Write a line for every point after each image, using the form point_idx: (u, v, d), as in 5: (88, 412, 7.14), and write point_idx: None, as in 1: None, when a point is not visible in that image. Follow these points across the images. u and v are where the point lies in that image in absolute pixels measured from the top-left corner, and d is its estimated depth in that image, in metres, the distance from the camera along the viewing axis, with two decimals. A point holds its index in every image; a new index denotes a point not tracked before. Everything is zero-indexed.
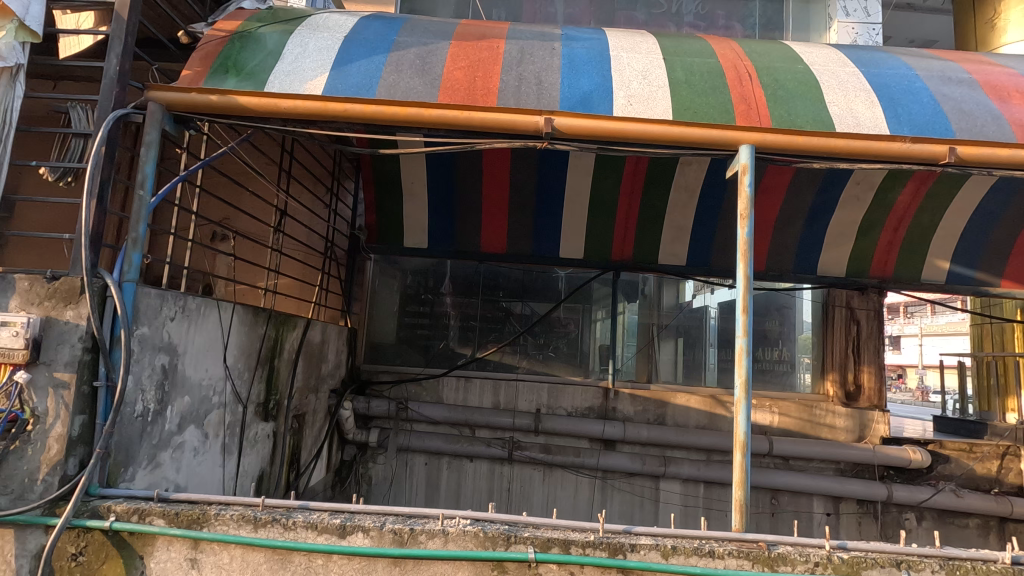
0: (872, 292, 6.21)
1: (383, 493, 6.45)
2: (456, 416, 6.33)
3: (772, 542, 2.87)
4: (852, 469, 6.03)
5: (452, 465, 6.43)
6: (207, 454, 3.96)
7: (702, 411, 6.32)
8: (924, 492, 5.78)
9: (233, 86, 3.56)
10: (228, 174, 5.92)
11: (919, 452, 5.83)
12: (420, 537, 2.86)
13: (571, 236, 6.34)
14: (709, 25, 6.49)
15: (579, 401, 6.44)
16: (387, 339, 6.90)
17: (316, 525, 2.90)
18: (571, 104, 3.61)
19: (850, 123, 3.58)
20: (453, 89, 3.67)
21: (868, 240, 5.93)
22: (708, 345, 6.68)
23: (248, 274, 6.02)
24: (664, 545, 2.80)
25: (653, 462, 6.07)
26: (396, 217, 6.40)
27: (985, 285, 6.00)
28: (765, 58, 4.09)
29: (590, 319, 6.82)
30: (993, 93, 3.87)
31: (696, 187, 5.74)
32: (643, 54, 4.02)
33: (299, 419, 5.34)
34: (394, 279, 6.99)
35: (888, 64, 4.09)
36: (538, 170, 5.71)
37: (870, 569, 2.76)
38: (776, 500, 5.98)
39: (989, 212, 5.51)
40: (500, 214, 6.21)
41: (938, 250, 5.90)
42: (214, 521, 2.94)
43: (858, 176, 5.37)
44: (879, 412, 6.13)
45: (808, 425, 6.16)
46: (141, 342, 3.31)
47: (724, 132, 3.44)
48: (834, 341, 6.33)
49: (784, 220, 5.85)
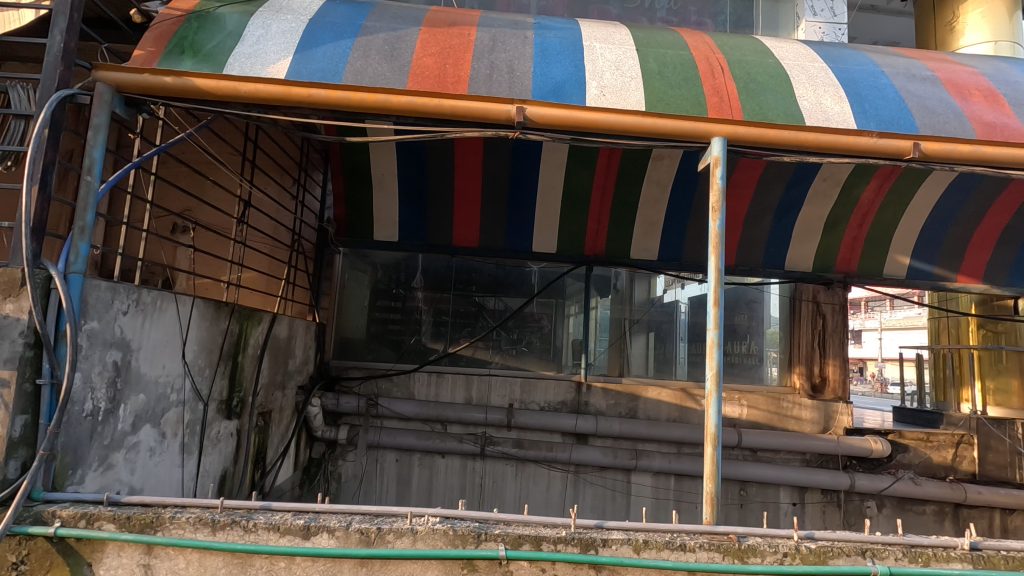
0: (838, 286, 6.35)
1: (353, 491, 6.32)
2: (427, 412, 6.25)
3: (741, 534, 2.89)
4: (816, 460, 6.17)
5: (423, 462, 6.34)
6: (165, 455, 3.79)
7: (673, 404, 6.37)
8: (885, 481, 5.95)
9: (189, 68, 3.39)
10: (189, 163, 5.69)
11: (880, 442, 5.99)
12: (388, 537, 2.78)
13: (544, 230, 6.28)
14: (681, 21, 6.52)
15: (552, 396, 6.43)
16: (357, 335, 6.76)
17: (278, 527, 2.79)
18: (544, 93, 3.56)
19: (820, 117, 3.60)
20: (423, 76, 3.58)
21: (834, 236, 6.05)
22: (678, 339, 6.74)
23: (211, 269, 5.82)
24: (636, 539, 2.78)
25: (625, 455, 6.08)
26: (367, 210, 6.27)
27: (943, 280, 6.18)
28: (736, 52, 4.09)
29: (563, 314, 6.79)
30: (955, 91, 3.96)
31: (668, 181, 5.76)
32: (616, 45, 3.98)
33: (264, 416, 5.17)
34: (365, 273, 6.85)
35: (856, 60, 4.15)
36: (511, 163, 5.64)
37: (836, 558, 2.79)
38: (744, 492, 6.07)
39: (948, 208, 5.68)
40: (472, 207, 6.13)
41: (900, 246, 6.05)
42: (169, 525, 2.81)
43: (825, 171, 5.48)
44: (843, 403, 6.28)
45: (775, 417, 6.31)
46: (90, 338, 3.12)
47: (697, 124, 3.44)
48: (801, 333, 6.46)
49: (754, 214, 5.91)
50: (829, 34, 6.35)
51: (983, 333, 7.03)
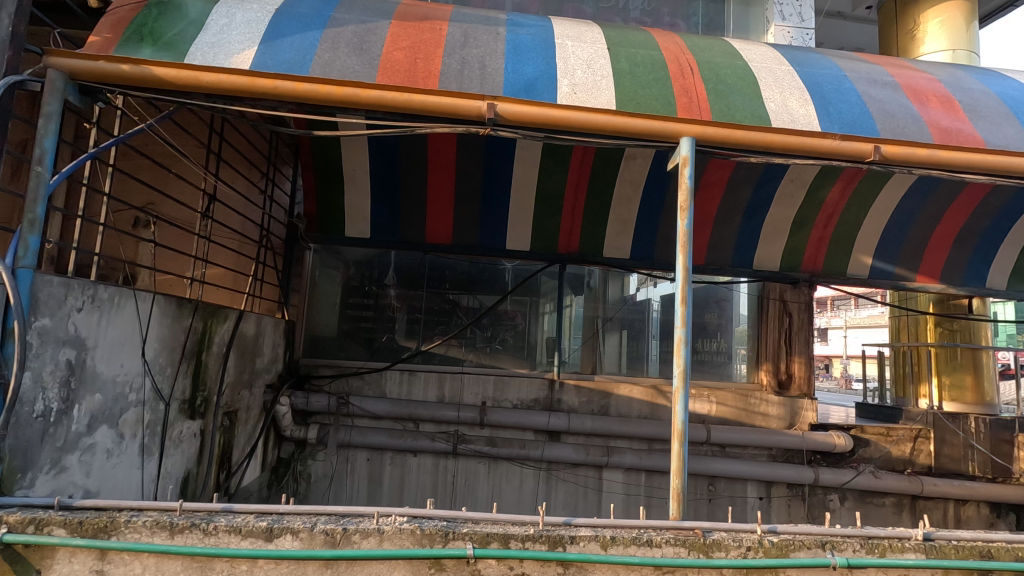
0: (804, 285, 6.51)
1: (323, 491, 6.22)
2: (399, 411, 6.20)
3: (707, 529, 2.92)
4: (783, 455, 6.31)
5: (395, 460, 6.27)
6: (123, 456, 3.67)
7: (644, 402, 6.44)
8: (847, 474, 6.12)
9: (148, 56, 3.28)
10: (151, 156, 5.52)
11: (843, 437, 6.16)
12: (354, 537, 2.74)
13: (518, 227, 6.26)
14: (654, 22, 6.59)
15: (525, 394, 6.44)
16: (328, 332, 6.67)
17: (239, 529, 2.72)
18: (515, 90, 3.55)
19: (786, 119, 3.67)
20: (393, 70, 3.53)
21: (800, 237, 6.19)
22: (650, 337, 6.82)
23: (176, 265, 5.67)
24: (604, 535, 2.79)
25: (597, 452, 6.12)
26: (338, 206, 6.16)
27: (903, 280, 6.36)
28: (706, 53, 4.14)
29: (537, 313, 6.81)
30: (915, 96, 4.08)
31: (640, 180, 5.80)
32: (588, 43, 3.99)
33: (230, 416, 5.05)
34: (336, 270, 6.77)
35: (821, 64, 4.24)
36: (485, 159, 5.61)
37: (798, 551, 2.84)
38: (713, 487, 6.18)
39: (909, 210, 5.86)
40: (446, 204, 6.08)
41: (863, 247, 6.22)
42: (125, 529, 2.71)
43: (792, 173, 5.61)
44: (808, 399, 6.45)
45: (743, 414, 6.44)
46: (41, 335, 3.00)
47: (666, 124, 3.47)
48: (768, 332, 6.61)
49: (724, 215, 6.01)
50: (797, 38, 6.48)
51: (940, 331, 7.33)
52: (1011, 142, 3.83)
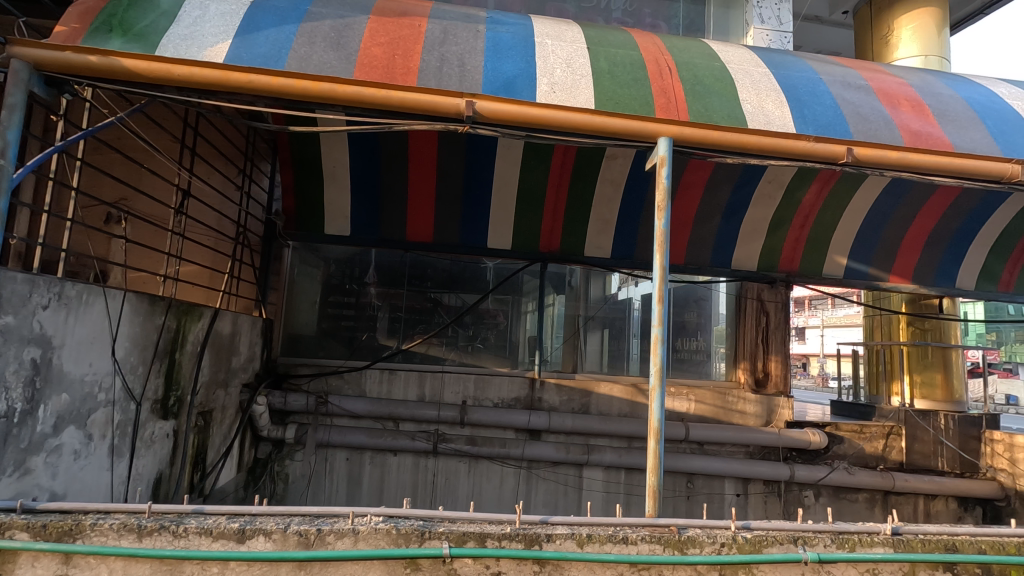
0: (781, 285, 6.61)
1: (300, 492, 6.15)
2: (379, 410, 6.16)
3: (682, 525, 2.95)
4: (759, 452, 6.40)
5: (374, 460, 6.23)
6: (92, 458, 3.59)
7: (625, 400, 6.46)
8: (822, 471, 6.23)
9: (117, 47, 3.20)
10: (123, 151, 5.39)
11: (817, 435, 6.24)
12: (328, 538, 2.71)
13: (499, 226, 6.25)
14: (636, 23, 6.63)
15: (506, 393, 6.44)
16: (307, 331, 6.60)
17: (210, 531, 2.67)
18: (494, 88, 3.54)
19: (762, 121, 3.72)
20: (371, 66, 3.49)
21: (777, 237, 6.27)
22: (631, 336, 6.87)
23: (149, 262, 5.56)
24: (580, 534, 2.80)
25: (577, 450, 6.15)
26: (317, 203, 6.08)
27: (877, 280, 6.49)
28: (684, 54, 4.17)
29: (519, 311, 6.82)
30: (887, 100, 4.16)
31: (621, 180, 5.83)
32: (568, 42, 4.00)
33: (205, 416, 4.96)
34: (316, 268, 6.70)
35: (797, 67, 4.31)
36: (466, 157, 5.59)
37: (770, 546, 2.88)
38: (691, 484, 6.24)
39: (883, 211, 5.99)
40: (426, 202, 6.04)
41: (838, 247, 6.33)
42: (90, 532, 2.65)
43: (769, 175, 5.68)
44: (784, 397, 6.57)
45: (721, 411, 6.52)
46: (3, 334, 2.91)
47: (644, 124, 3.50)
48: (746, 331, 6.71)
49: (703, 215, 6.07)
50: (776, 41, 6.57)
51: (912, 330, 7.53)
52: (978, 145, 3.94)
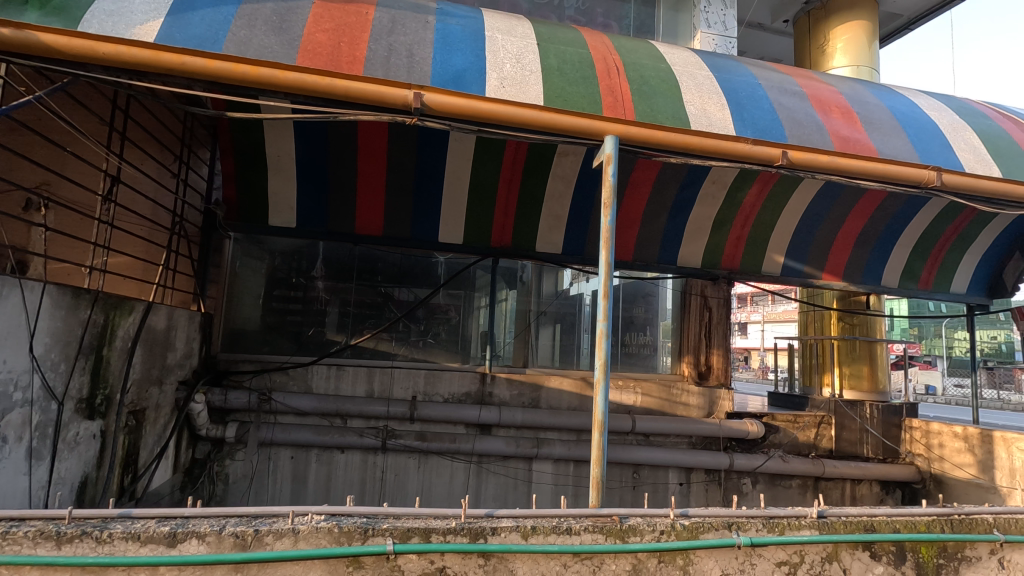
0: (723, 282, 6.89)
1: (241, 493, 5.93)
2: (325, 406, 6.01)
3: (624, 515, 3.01)
4: (701, 442, 6.64)
5: (321, 458, 6.08)
6: (7, 461, 3.35)
7: (574, 394, 6.55)
8: (759, 459, 6.53)
9: (34, 20, 2.98)
10: (45, 133, 5.02)
11: (755, 424, 6.57)
12: (266, 539, 2.62)
13: (450, 220, 6.20)
14: (588, 22, 6.72)
15: (456, 388, 6.40)
16: (251, 326, 6.40)
17: (138, 535, 2.55)
18: (443, 81, 3.52)
19: (704, 123, 3.85)
20: (315, 53, 3.39)
21: (721, 235, 6.50)
22: (582, 331, 7.03)
23: (74, 253, 5.22)
24: (525, 526, 2.84)
25: (526, 444, 6.21)
26: (259, 193, 5.85)
27: (812, 278, 6.82)
28: (632, 54, 4.25)
29: (471, 306, 6.86)
30: (820, 107, 4.38)
31: (572, 177, 5.88)
32: (518, 37, 4.00)
33: (137, 416, 4.71)
34: (260, 260, 6.50)
35: (738, 71, 4.47)
36: (417, 150, 5.50)
37: (706, 532, 3.00)
38: (637, 474, 6.40)
39: (817, 212, 6.31)
40: (376, 194, 5.92)
41: (776, 246, 6.61)
42: (2, 542, 2.46)
43: (713, 175, 5.88)
44: (725, 389, 6.84)
45: (666, 404, 6.71)
46: None
47: (591, 122, 3.56)
48: (690, 326, 6.99)
49: (650, 213, 6.23)
50: (721, 46, 6.79)
51: (841, 325, 8.03)
52: (899, 152, 4.21)
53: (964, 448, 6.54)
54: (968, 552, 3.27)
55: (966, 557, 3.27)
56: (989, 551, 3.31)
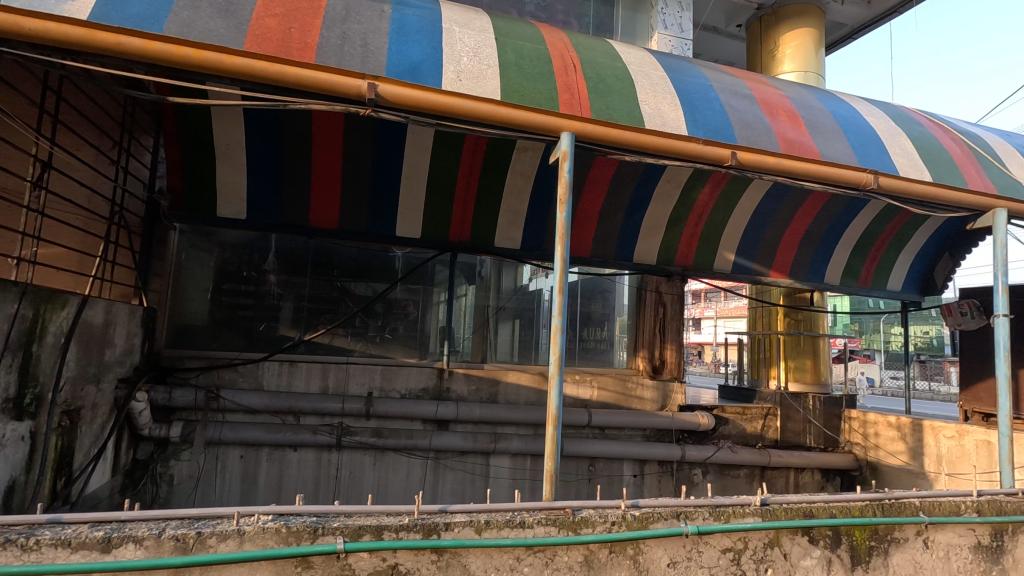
0: (677, 279, 7.06)
1: (187, 494, 5.70)
2: (277, 404, 5.84)
3: (577, 507, 3.06)
4: (655, 435, 6.80)
5: (272, 456, 5.91)
6: None
7: (532, 388, 6.60)
8: (709, 450, 6.74)
9: None
10: None
11: (706, 417, 6.79)
12: (209, 541, 2.52)
13: (408, 214, 6.12)
14: (548, 18, 6.74)
15: (413, 383, 6.34)
16: (198, 320, 6.16)
17: (68, 542, 2.41)
18: (399, 72, 3.46)
19: (658, 122, 3.93)
20: (264, 38, 3.27)
21: (675, 233, 6.65)
22: (540, 326, 7.14)
23: (1, 243, 4.88)
24: (478, 520, 2.83)
25: (484, 439, 6.22)
26: (207, 183, 5.61)
27: (761, 275, 7.08)
28: (589, 52, 4.28)
29: (430, 301, 6.82)
30: (768, 110, 4.54)
31: (531, 173, 5.89)
32: (476, 31, 3.97)
33: (71, 415, 4.45)
34: (207, 253, 6.25)
35: (691, 73, 4.58)
36: (374, 142, 5.38)
37: (656, 522, 3.07)
38: (592, 467, 6.51)
39: (765, 212, 6.54)
40: (332, 186, 5.77)
41: (727, 244, 6.83)
42: None
43: (668, 174, 6.00)
44: (678, 383, 7.04)
45: (621, 397, 6.85)
46: None
47: (547, 119, 3.59)
48: (645, 321, 7.14)
49: (607, 210, 6.31)
50: (677, 47, 6.94)
51: (787, 321, 8.41)
52: (841, 155, 4.41)
53: (897, 437, 6.96)
54: (897, 534, 3.47)
55: (895, 538, 3.47)
56: (916, 532, 3.52)
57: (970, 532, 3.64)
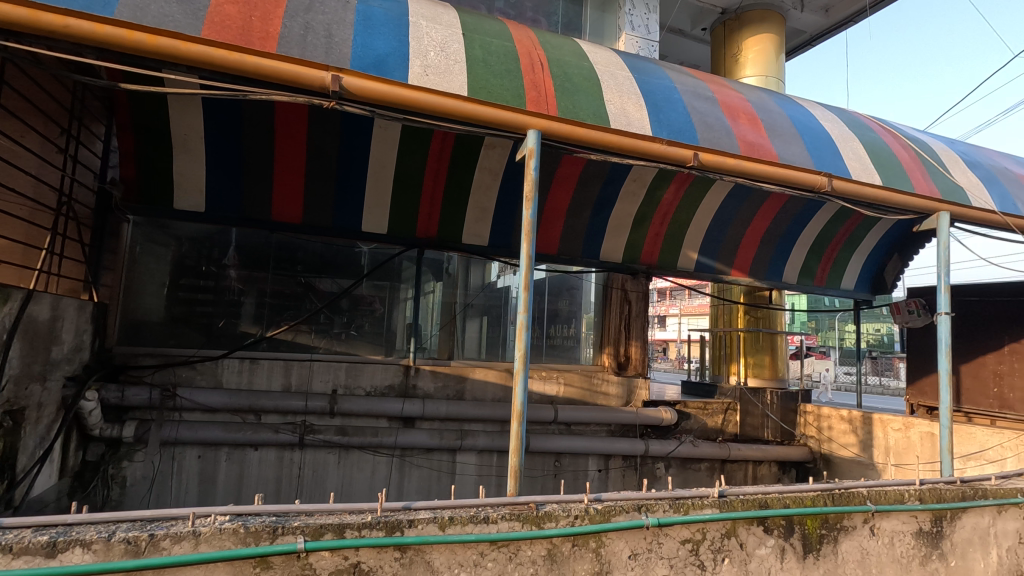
0: (642, 277, 7.18)
1: (141, 496, 5.51)
2: (237, 402, 5.70)
3: (540, 502, 3.10)
4: (619, 430, 6.91)
5: (232, 456, 5.76)
6: None
7: (498, 385, 6.61)
8: (672, 444, 6.88)
9: None
10: None
11: (668, 412, 6.94)
12: (162, 544, 2.45)
13: (375, 209, 6.03)
14: (517, 15, 6.75)
15: (379, 380, 6.27)
16: (153, 316, 5.95)
17: (9, 548, 2.30)
18: (364, 65, 3.41)
19: (623, 122, 3.99)
20: (223, 25, 3.18)
21: (640, 232, 6.76)
22: (509, 323, 7.24)
23: None
24: (442, 517, 2.83)
25: (450, 436, 6.21)
26: (163, 174, 5.40)
27: (722, 273, 7.26)
28: (557, 51, 4.30)
29: (397, 298, 6.78)
30: (729, 112, 4.66)
31: (499, 170, 5.88)
32: (444, 25, 3.94)
33: (15, 416, 4.22)
34: (163, 246, 6.03)
35: (656, 74, 4.65)
36: (340, 135, 5.28)
37: (618, 515, 3.13)
38: (558, 462, 6.57)
39: (727, 213, 6.71)
40: (295, 180, 5.64)
41: (690, 243, 6.97)
42: None
43: (634, 173, 6.09)
44: (642, 378, 7.17)
45: (587, 394, 6.92)
46: None
47: (514, 116, 3.60)
48: (611, 317, 7.27)
49: (575, 208, 6.37)
50: (644, 49, 7.05)
51: (748, 318, 8.61)
52: (798, 159, 4.57)
53: (848, 430, 7.28)
54: (845, 522, 3.63)
55: (844, 526, 3.62)
56: (863, 520, 3.68)
57: (912, 519, 3.83)
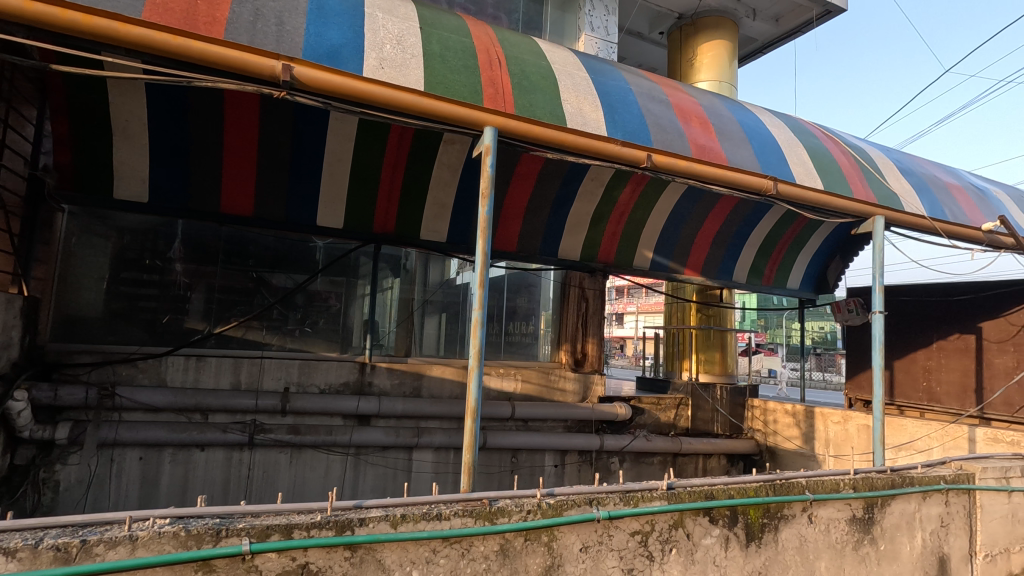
0: (599, 275, 7.30)
1: (76, 501, 5.22)
2: (182, 401, 5.48)
3: (493, 498, 3.12)
4: (576, 425, 7.02)
5: (176, 457, 5.53)
6: None
7: (456, 382, 6.60)
8: (626, 439, 7.02)
9: None
10: None
11: (623, 407, 7.07)
12: (96, 550, 2.34)
13: (330, 203, 5.89)
14: (478, 11, 6.72)
15: (333, 378, 6.16)
16: (90, 311, 5.65)
17: None
18: (316, 55, 3.34)
19: (578, 122, 4.04)
20: (165, 8, 3.06)
21: (597, 231, 6.86)
22: (467, 319, 7.24)
23: None
24: (394, 514, 2.81)
25: (407, 434, 6.15)
26: (103, 161, 5.11)
27: (676, 272, 7.46)
28: (515, 49, 4.31)
29: (353, 294, 6.69)
30: (682, 115, 4.78)
31: (457, 166, 5.86)
32: (400, 18, 3.89)
33: None
34: (103, 238, 5.73)
35: (613, 75, 4.73)
36: (294, 126, 5.14)
37: (570, 509, 3.18)
38: (515, 458, 6.60)
39: (681, 213, 6.89)
40: (246, 171, 5.45)
41: (645, 242, 7.13)
42: None
43: (592, 173, 6.18)
44: (598, 375, 7.30)
45: (544, 390, 6.99)
46: None
47: (470, 112, 3.58)
48: (568, 314, 7.36)
49: (533, 206, 6.40)
50: (603, 50, 7.15)
51: (700, 316, 8.92)
52: (746, 163, 4.74)
53: (792, 423, 7.59)
54: (786, 511, 3.80)
55: (785, 515, 3.80)
56: (801, 508, 3.86)
57: (847, 506, 4.04)
